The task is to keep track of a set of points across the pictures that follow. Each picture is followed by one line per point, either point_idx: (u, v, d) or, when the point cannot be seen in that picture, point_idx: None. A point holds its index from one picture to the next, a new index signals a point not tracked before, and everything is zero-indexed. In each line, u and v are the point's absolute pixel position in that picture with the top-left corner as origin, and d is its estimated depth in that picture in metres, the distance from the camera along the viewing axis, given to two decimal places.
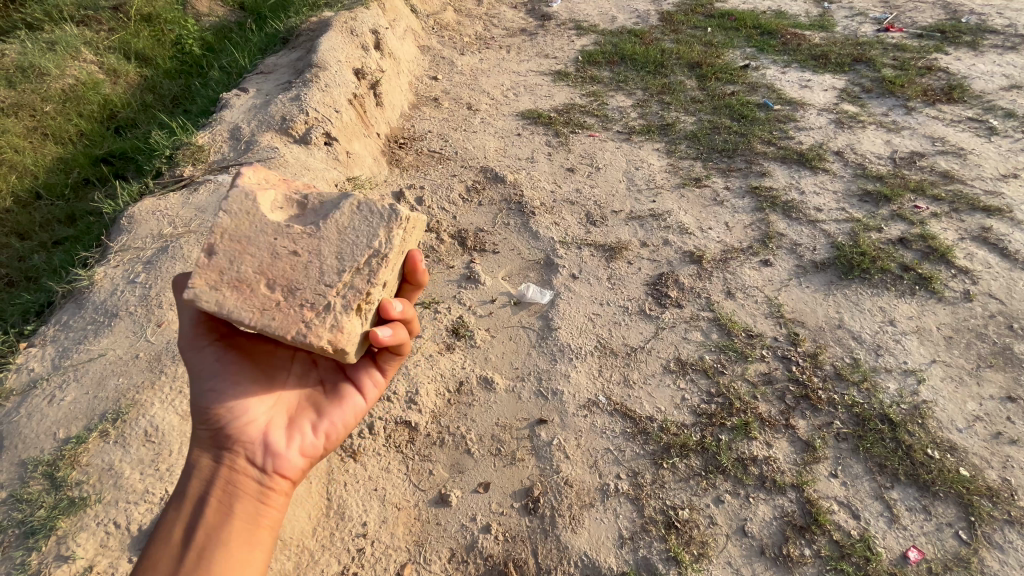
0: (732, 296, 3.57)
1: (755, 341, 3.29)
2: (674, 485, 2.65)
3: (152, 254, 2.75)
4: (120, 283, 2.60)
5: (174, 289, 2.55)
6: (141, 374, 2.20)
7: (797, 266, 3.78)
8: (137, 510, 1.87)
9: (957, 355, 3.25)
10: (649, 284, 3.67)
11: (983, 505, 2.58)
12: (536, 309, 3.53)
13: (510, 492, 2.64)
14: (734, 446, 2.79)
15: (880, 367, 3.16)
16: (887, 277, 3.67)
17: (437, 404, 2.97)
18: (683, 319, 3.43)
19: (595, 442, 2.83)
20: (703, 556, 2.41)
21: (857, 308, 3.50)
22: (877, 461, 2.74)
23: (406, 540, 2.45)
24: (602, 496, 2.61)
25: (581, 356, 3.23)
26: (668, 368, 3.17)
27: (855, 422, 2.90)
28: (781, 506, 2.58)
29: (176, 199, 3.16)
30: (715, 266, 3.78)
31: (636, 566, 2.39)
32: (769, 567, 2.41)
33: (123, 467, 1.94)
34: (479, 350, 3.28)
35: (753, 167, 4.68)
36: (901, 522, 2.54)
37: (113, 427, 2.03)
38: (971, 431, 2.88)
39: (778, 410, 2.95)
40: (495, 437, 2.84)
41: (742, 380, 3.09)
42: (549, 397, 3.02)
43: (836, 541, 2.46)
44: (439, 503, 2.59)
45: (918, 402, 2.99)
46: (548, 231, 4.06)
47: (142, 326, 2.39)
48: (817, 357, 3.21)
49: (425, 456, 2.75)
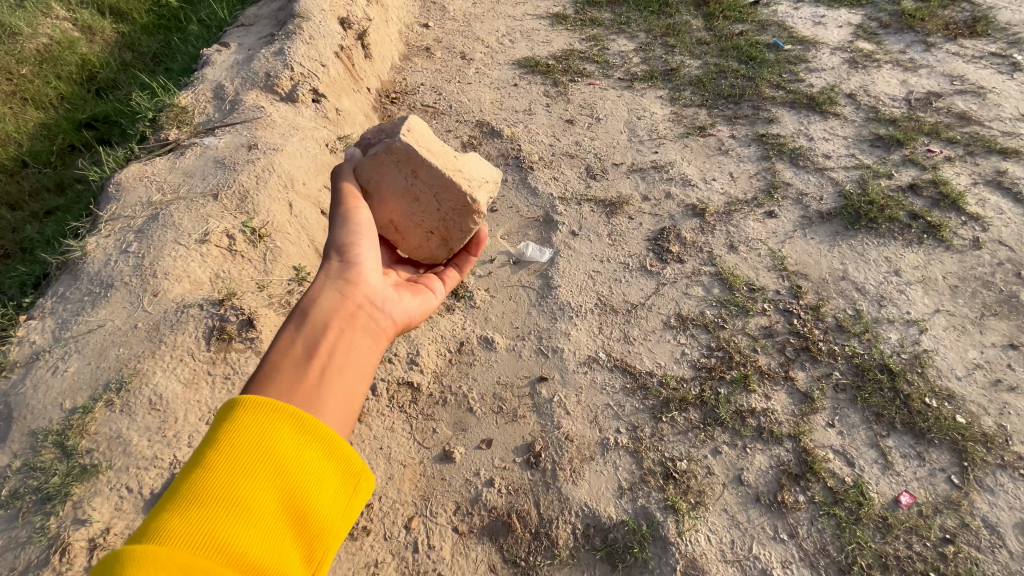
0: (735, 249, 3.51)
1: (757, 295, 3.26)
2: (673, 438, 2.70)
3: (143, 222, 2.71)
4: (113, 253, 2.57)
5: (167, 257, 2.54)
6: (142, 344, 2.22)
7: (802, 217, 3.69)
8: (149, 475, 1.93)
9: (961, 304, 3.21)
10: (650, 239, 3.61)
11: (978, 450, 2.62)
12: (536, 268, 3.50)
13: (512, 448, 2.70)
14: (733, 400, 2.82)
15: (882, 319, 3.13)
16: (895, 226, 3.58)
17: (439, 364, 3.00)
18: (684, 275, 3.39)
19: (595, 398, 2.87)
20: (700, 504, 2.49)
21: (862, 259, 3.44)
22: (874, 410, 2.78)
23: (413, 495, 2.53)
24: (603, 449, 2.68)
25: (581, 314, 3.22)
26: (668, 324, 3.16)
27: (854, 373, 2.92)
28: (778, 456, 2.64)
29: (163, 163, 3.08)
30: (718, 219, 3.69)
31: (635, 515, 2.46)
32: (765, 513, 2.48)
33: (131, 435, 1.99)
34: (479, 311, 3.28)
35: (761, 113, 4.49)
36: (895, 469, 2.60)
37: (118, 396, 2.06)
38: (970, 379, 2.89)
39: (778, 362, 2.97)
40: (497, 395, 2.89)
41: (743, 334, 3.09)
42: (549, 355, 3.04)
43: (830, 488, 2.53)
44: (443, 459, 2.66)
45: (919, 352, 2.99)
46: (547, 187, 3.95)
47: (138, 296, 2.39)
48: (820, 309, 3.18)
49: (428, 414, 2.81)
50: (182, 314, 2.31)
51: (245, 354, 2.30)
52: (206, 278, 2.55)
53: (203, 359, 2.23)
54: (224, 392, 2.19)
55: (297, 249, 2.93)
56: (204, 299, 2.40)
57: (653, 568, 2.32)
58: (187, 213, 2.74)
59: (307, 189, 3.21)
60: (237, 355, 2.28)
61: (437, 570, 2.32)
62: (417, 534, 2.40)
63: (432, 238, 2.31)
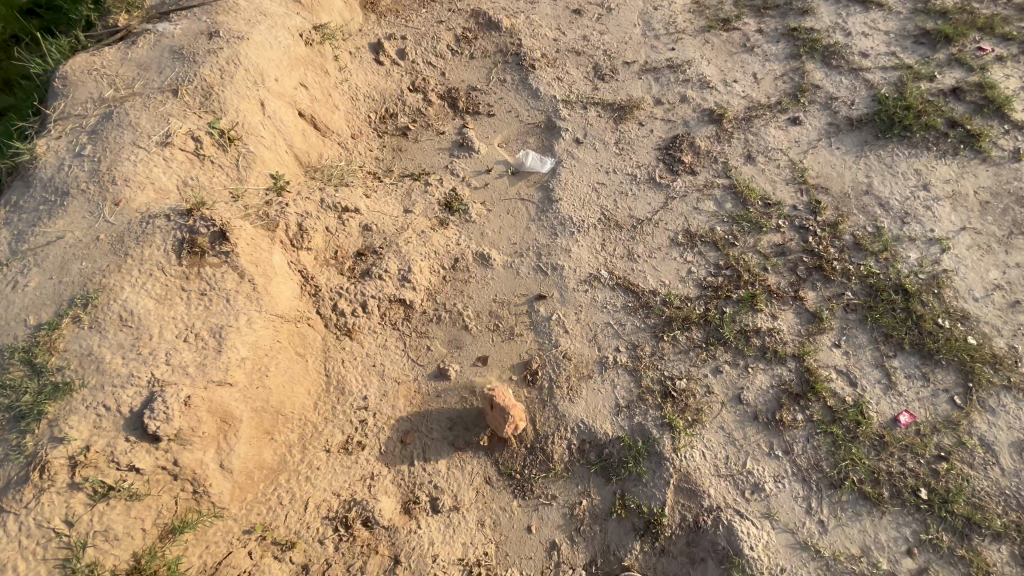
0: (753, 160, 3.22)
1: (772, 210, 3.04)
2: (673, 357, 2.63)
3: (95, 122, 2.43)
4: (66, 158, 2.32)
5: (126, 162, 2.30)
6: (106, 257, 2.07)
7: (829, 125, 3.35)
8: (126, 393, 1.86)
9: (990, 221, 2.99)
10: (661, 148, 3.30)
11: (985, 371, 2.55)
12: (536, 180, 3.23)
13: (508, 366, 2.64)
14: (738, 319, 2.71)
15: (903, 236, 2.94)
16: (930, 135, 3.25)
17: (433, 281, 2.82)
18: (696, 188, 3.14)
19: (595, 317, 2.76)
20: (697, 422, 2.47)
21: (890, 171, 3.16)
22: (883, 331, 2.68)
23: (408, 411, 2.49)
24: (601, 368, 2.61)
25: (583, 229, 3.02)
26: (675, 241, 2.97)
27: (867, 293, 2.78)
28: (779, 376, 2.58)
29: (112, 53, 2.70)
30: (736, 126, 3.35)
31: (631, 431, 2.45)
32: (761, 430, 2.47)
33: (103, 352, 1.90)
34: (475, 225, 3.06)
35: (795, 2, 3.93)
36: (897, 389, 2.55)
37: (86, 312, 1.95)
38: (988, 300, 2.75)
39: (788, 281, 2.82)
40: (493, 313, 2.78)
41: (753, 252, 2.91)
42: (548, 272, 2.89)
43: (829, 407, 2.50)
44: (438, 376, 2.59)
45: (938, 271, 2.83)
46: (550, 88, 3.56)
47: (98, 206, 2.19)
48: (838, 226, 2.97)
49: (422, 332, 2.70)
50: (148, 225, 2.14)
51: (221, 269, 2.16)
52: (173, 185, 2.35)
53: (176, 274, 2.09)
54: (200, 308, 2.09)
55: (273, 154, 2.72)
56: (171, 209, 2.21)
57: (646, 481, 2.34)
58: (144, 111, 2.44)
59: (279, 86, 2.87)
60: (212, 270, 2.14)
61: (433, 482, 2.34)
62: (413, 449, 2.40)
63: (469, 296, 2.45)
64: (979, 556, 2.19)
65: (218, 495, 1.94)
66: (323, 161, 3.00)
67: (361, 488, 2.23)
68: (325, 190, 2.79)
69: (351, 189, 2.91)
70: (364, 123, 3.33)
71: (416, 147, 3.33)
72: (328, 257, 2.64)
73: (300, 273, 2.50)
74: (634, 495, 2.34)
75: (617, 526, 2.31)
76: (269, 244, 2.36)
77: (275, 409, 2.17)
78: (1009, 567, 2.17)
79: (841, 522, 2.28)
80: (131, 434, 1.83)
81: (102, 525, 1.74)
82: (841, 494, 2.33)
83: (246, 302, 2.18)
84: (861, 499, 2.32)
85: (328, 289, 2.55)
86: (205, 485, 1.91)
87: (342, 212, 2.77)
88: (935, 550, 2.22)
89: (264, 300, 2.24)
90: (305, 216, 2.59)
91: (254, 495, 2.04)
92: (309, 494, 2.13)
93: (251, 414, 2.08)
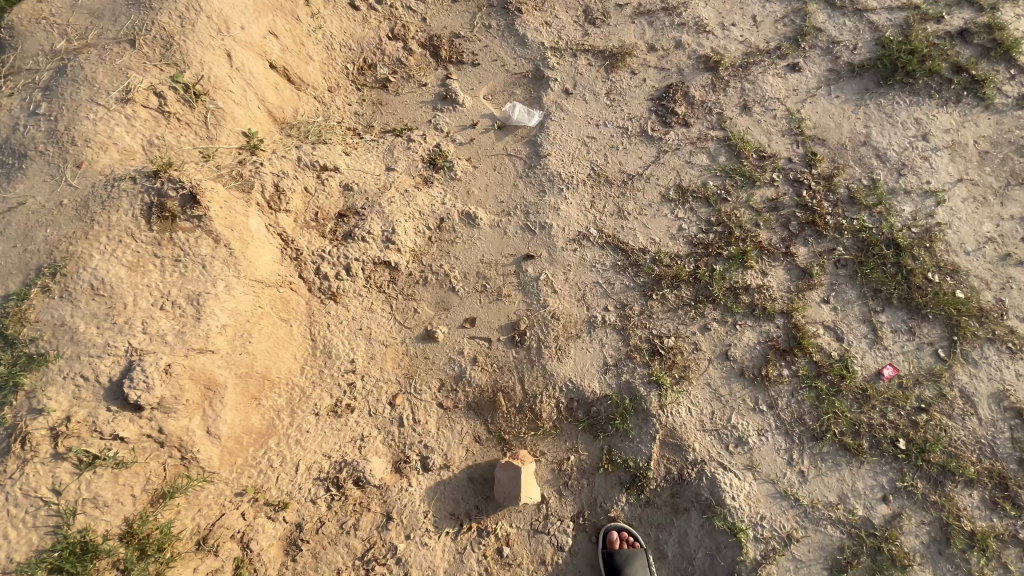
0: (749, 110, 3.09)
1: (766, 164, 2.95)
2: (662, 315, 2.62)
3: (49, 78, 2.28)
4: (21, 116, 2.19)
5: (85, 120, 2.16)
6: (71, 224, 1.99)
7: (830, 71, 3.20)
8: (104, 362, 1.85)
9: (987, 172, 2.92)
10: (654, 99, 3.16)
11: (970, 325, 2.56)
12: (524, 134, 3.10)
13: (496, 327, 2.62)
14: (728, 277, 2.68)
15: (899, 189, 2.87)
16: (933, 82, 3.12)
17: (418, 243, 2.75)
18: (689, 140, 3.03)
19: (584, 277, 2.72)
20: (684, 379, 2.49)
21: (890, 121, 3.05)
22: (872, 286, 2.67)
23: (396, 373, 2.49)
24: (589, 328, 2.60)
25: (572, 186, 2.93)
26: (666, 197, 2.90)
27: (859, 248, 2.75)
28: (767, 332, 2.59)
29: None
30: (733, 74, 3.19)
31: (619, 389, 2.47)
32: (747, 386, 2.49)
33: (76, 323, 1.87)
34: (460, 184, 2.96)
35: None
36: (883, 343, 2.57)
37: (54, 281, 1.89)
38: (979, 253, 2.73)
39: (780, 237, 2.78)
40: (480, 274, 2.73)
41: (745, 208, 2.85)
42: (536, 231, 2.82)
43: (815, 362, 2.52)
44: (426, 339, 2.58)
45: (932, 225, 2.78)
46: (537, 35, 3.35)
47: (59, 168, 2.09)
48: (833, 179, 2.90)
49: (409, 295, 2.66)
50: (113, 188, 2.07)
51: (194, 234, 2.11)
52: (138, 145, 2.24)
53: (147, 240, 2.05)
54: (176, 275, 2.06)
55: (244, 111, 2.58)
56: (137, 171, 2.14)
57: (633, 437, 2.38)
58: (100, 64, 2.27)
59: (247, 35, 2.68)
60: (185, 235, 2.10)
61: (423, 442, 2.38)
62: (402, 410, 2.41)
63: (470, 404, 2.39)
64: (951, 501, 2.28)
65: (206, 460, 1.95)
66: (298, 116, 2.86)
67: (351, 449, 2.27)
68: (303, 148, 2.67)
69: (330, 147, 2.79)
70: (341, 75, 3.15)
71: (397, 101, 3.16)
72: (309, 219, 2.56)
73: (279, 236, 2.42)
74: (621, 450, 2.38)
75: (604, 480, 2.37)
76: (244, 207, 2.30)
77: (260, 374, 2.16)
78: (978, 510, 2.27)
79: (821, 472, 2.35)
80: (113, 403, 1.83)
81: (91, 493, 1.75)
82: (822, 445, 2.39)
83: (222, 268, 2.14)
84: (841, 450, 2.38)
85: (309, 253, 2.48)
86: (193, 451, 1.93)
87: (320, 171, 2.67)
88: (909, 496, 2.30)
89: (242, 265, 2.20)
90: (282, 176, 2.49)
91: (244, 459, 2.05)
92: (299, 456, 2.16)
93: (235, 380, 2.07)
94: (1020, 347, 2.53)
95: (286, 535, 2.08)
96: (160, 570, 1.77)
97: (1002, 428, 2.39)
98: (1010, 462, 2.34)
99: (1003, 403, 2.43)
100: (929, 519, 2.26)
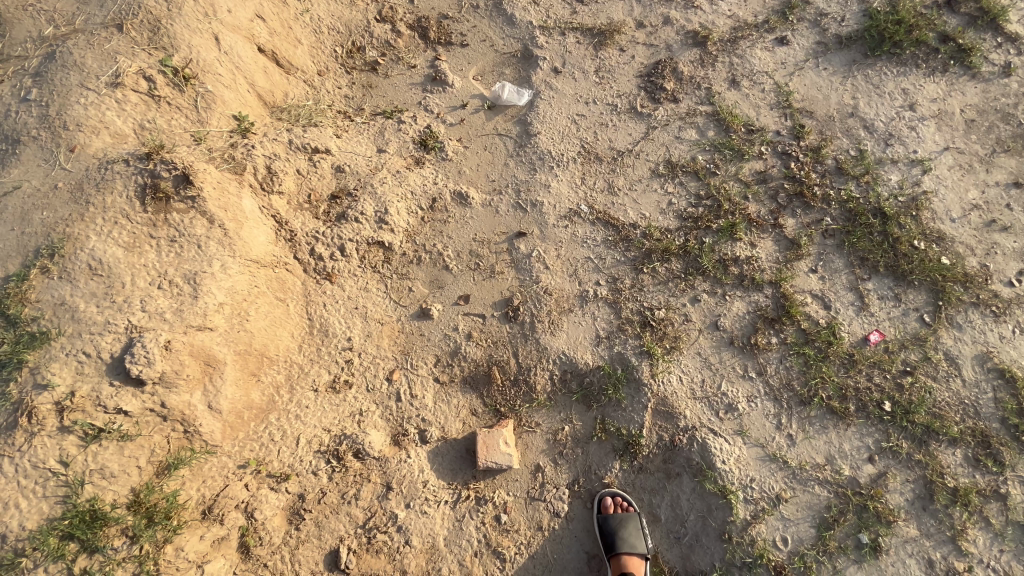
0: (737, 85, 3.10)
1: (754, 137, 2.97)
2: (652, 288, 2.66)
3: (40, 63, 2.31)
4: (13, 103, 2.23)
5: (77, 106, 2.20)
6: (67, 207, 2.04)
7: (818, 44, 3.19)
8: (105, 339, 1.90)
9: (973, 141, 2.94)
10: (643, 75, 3.17)
11: (955, 290, 2.61)
12: (514, 113, 3.12)
13: (489, 303, 2.67)
14: (717, 249, 2.72)
15: (886, 159, 2.90)
16: (920, 52, 3.12)
17: (411, 222, 2.78)
18: (678, 116, 3.05)
19: (575, 252, 2.76)
20: (675, 349, 2.54)
21: (877, 91, 3.07)
22: (860, 255, 2.70)
23: (393, 350, 2.54)
24: (581, 302, 2.64)
25: (562, 163, 2.95)
26: (656, 172, 2.92)
27: (846, 218, 2.78)
28: (755, 302, 2.63)
29: None
30: (721, 48, 3.19)
31: (611, 360, 2.52)
32: (736, 354, 2.55)
33: (76, 302, 1.93)
34: (451, 164, 2.98)
35: None
36: (869, 310, 2.61)
37: (53, 263, 1.95)
38: (964, 221, 2.76)
39: (768, 209, 2.81)
40: (473, 251, 2.77)
41: (735, 180, 2.88)
42: (528, 209, 2.85)
43: (803, 330, 2.57)
44: (421, 316, 2.62)
45: (918, 194, 2.81)
46: (525, 14, 3.34)
47: (52, 152, 2.14)
48: (820, 150, 2.92)
49: (403, 274, 2.69)
50: (107, 171, 2.11)
51: (188, 215, 2.15)
52: (130, 129, 2.27)
53: (142, 221, 2.09)
54: (172, 255, 2.10)
55: (234, 94, 2.60)
56: (129, 153, 2.18)
57: (625, 407, 2.44)
58: (88, 49, 2.29)
59: (233, 18, 2.69)
60: (179, 216, 2.14)
61: (420, 415, 2.43)
62: (400, 385, 2.47)
63: (454, 380, 2.54)
64: (935, 460, 2.35)
65: (209, 433, 2.01)
66: (288, 100, 2.87)
67: (350, 424, 2.32)
68: (293, 131, 2.69)
69: (321, 130, 2.81)
70: (330, 59, 3.15)
71: (387, 83, 3.17)
72: (302, 201, 2.59)
73: (273, 218, 2.46)
74: (614, 419, 2.44)
75: (598, 448, 2.44)
76: (238, 189, 2.33)
77: (259, 352, 2.22)
78: (961, 467, 2.33)
79: (809, 435, 2.41)
80: (115, 378, 1.89)
81: (98, 464, 1.82)
82: (810, 409, 2.45)
83: (218, 247, 2.19)
84: (828, 413, 2.44)
85: (304, 234, 2.52)
86: (196, 424, 1.99)
87: (312, 153, 2.69)
88: (894, 456, 2.37)
89: (237, 245, 2.24)
90: (274, 158, 2.51)
91: (246, 432, 2.12)
92: (300, 431, 2.22)
93: (234, 357, 2.12)
94: (1004, 310, 2.58)
95: (289, 505, 2.14)
96: (168, 537, 1.84)
97: (985, 389, 2.45)
98: (993, 422, 2.40)
99: (987, 364, 2.49)
100: (913, 477, 2.33)
